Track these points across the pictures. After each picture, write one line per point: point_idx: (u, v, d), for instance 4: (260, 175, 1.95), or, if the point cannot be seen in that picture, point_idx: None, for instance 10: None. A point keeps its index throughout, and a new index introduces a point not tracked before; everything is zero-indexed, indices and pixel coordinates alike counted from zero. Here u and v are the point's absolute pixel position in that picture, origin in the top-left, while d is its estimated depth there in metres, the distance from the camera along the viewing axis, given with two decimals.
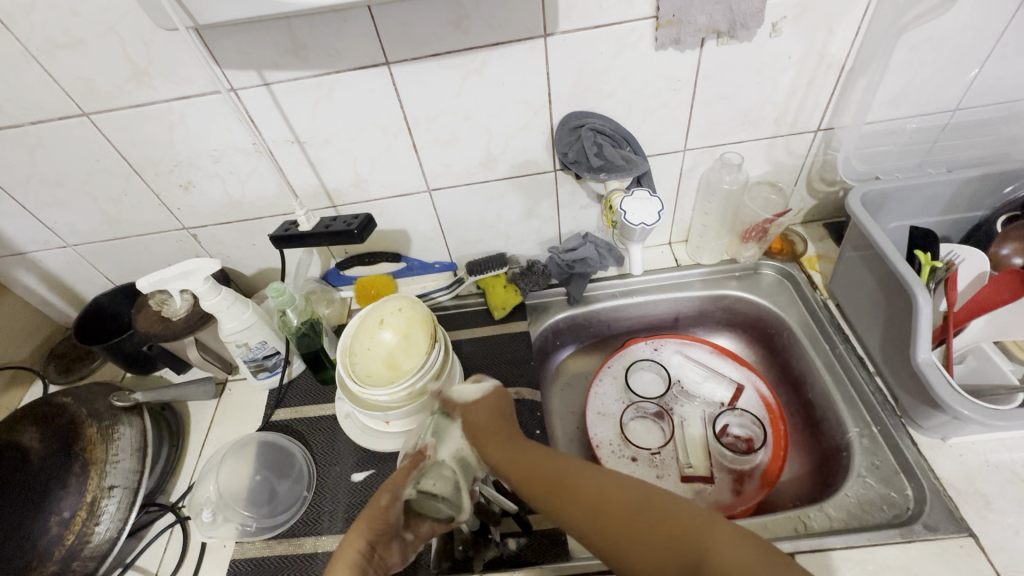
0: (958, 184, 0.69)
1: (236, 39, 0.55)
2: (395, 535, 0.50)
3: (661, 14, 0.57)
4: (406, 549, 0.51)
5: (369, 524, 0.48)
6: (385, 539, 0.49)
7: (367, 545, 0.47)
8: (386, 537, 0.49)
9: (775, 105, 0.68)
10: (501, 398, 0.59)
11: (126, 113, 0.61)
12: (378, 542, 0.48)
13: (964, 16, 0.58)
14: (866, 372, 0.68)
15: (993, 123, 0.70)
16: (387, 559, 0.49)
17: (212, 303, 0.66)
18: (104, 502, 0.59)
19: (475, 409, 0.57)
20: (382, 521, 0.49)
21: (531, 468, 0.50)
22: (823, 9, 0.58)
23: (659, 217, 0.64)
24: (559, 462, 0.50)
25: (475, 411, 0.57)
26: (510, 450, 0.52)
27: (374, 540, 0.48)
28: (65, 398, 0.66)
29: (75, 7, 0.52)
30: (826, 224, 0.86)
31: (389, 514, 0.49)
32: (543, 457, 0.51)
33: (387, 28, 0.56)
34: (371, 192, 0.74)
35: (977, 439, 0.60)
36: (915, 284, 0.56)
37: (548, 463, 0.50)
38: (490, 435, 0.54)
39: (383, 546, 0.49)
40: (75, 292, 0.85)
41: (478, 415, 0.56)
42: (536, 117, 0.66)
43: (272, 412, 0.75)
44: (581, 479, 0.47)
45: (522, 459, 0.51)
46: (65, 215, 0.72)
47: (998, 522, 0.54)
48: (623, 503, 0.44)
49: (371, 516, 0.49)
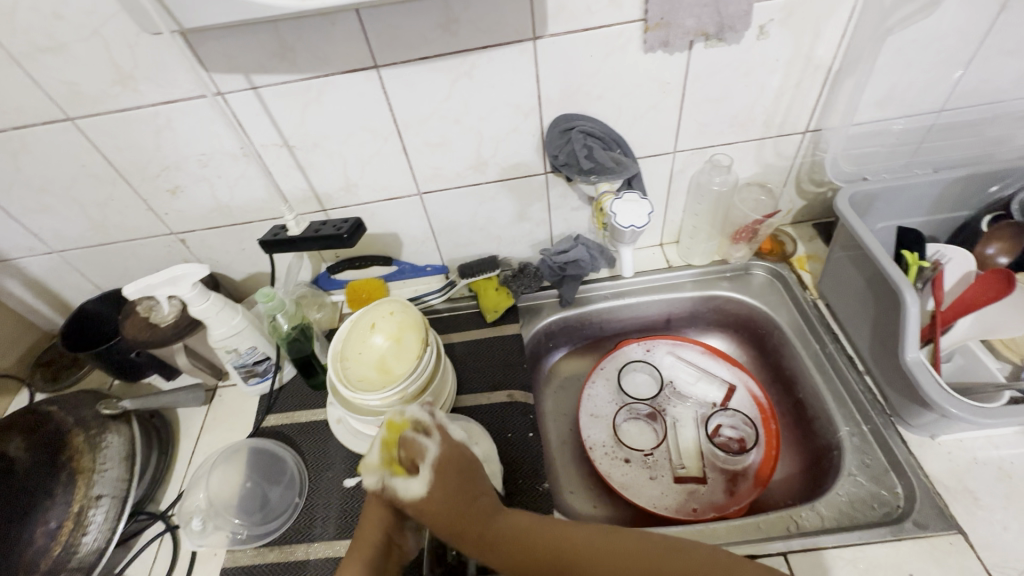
0: (944, 184, 0.70)
1: (223, 43, 0.55)
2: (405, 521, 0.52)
3: (650, 17, 0.57)
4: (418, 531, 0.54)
5: (376, 518, 0.50)
6: (397, 527, 0.51)
7: (384, 537, 0.49)
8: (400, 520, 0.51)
9: (763, 106, 0.68)
10: (443, 459, 0.50)
11: (112, 117, 0.60)
12: (392, 532, 0.50)
13: (948, 18, 0.59)
14: (856, 371, 0.68)
15: (978, 124, 0.70)
16: (402, 546, 0.52)
17: (200, 309, 0.66)
18: (91, 512, 0.58)
19: (438, 495, 0.48)
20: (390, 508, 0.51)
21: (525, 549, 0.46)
22: (809, 11, 0.59)
23: (648, 219, 0.64)
24: (554, 530, 0.47)
25: (434, 509, 0.47)
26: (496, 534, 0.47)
27: (389, 530, 0.50)
28: (51, 406, 0.66)
29: (58, 11, 0.51)
30: (815, 225, 0.87)
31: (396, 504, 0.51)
32: (536, 531, 0.47)
33: (375, 31, 0.55)
34: (362, 195, 0.73)
35: (965, 437, 0.61)
36: (903, 284, 0.56)
37: (544, 534, 0.46)
38: (467, 524, 0.47)
39: (398, 535, 0.51)
40: (62, 298, 0.84)
41: (440, 510, 0.47)
42: (527, 120, 0.66)
43: (263, 418, 0.74)
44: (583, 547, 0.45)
45: (513, 539, 0.46)
46: (50, 221, 0.71)
47: (986, 519, 0.55)
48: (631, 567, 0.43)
49: (375, 511, 0.50)
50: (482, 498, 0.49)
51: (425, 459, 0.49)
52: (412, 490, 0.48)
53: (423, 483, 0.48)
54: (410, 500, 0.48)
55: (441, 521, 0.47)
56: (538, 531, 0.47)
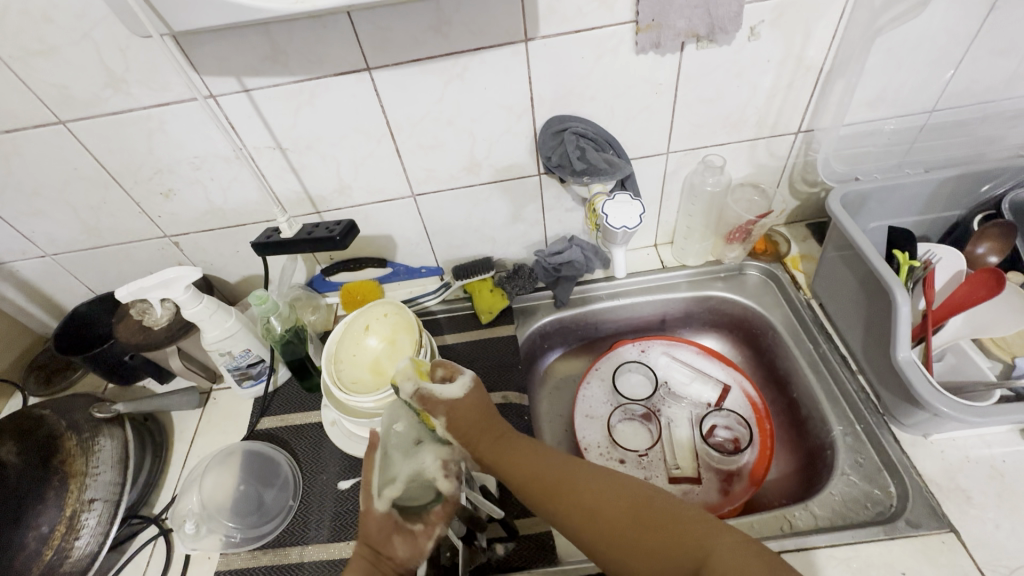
0: (936, 184, 0.70)
1: (215, 46, 0.55)
2: (396, 529, 0.51)
3: (641, 19, 0.57)
4: (416, 540, 0.51)
5: (366, 529, 0.51)
6: (385, 536, 0.51)
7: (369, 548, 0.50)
8: (392, 527, 0.51)
9: (756, 107, 0.69)
10: (478, 384, 0.59)
11: (103, 120, 0.60)
12: (379, 542, 0.50)
13: (937, 19, 0.59)
14: (850, 371, 0.69)
15: (969, 123, 0.71)
16: (395, 556, 0.50)
17: (194, 312, 0.65)
18: (84, 516, 0.58)
19: (464, 408, 0.56)
20: (376, 519, 0.51)
21: (528, 470, 0.51)
22: (800, 13, 0.59)
23: (640, 220, 0.64)
24: (559, 461, 0.51)
25: (463, 414, 0.56)
26: (506, 452, 0.53)
27: (374, 539, 0.50)
28: (44, 410, 0.66)
29: (48, 14, 0.51)
30: (809, 225, 0.87)
31: (381, 514, 0.51)
32: (543, 459, 0.52)
33: (366, 33, 0.55)
34: (355, 197, 0.73)
35: (958, 436, 0.61)
36: (894, 283, 0.57)
37: (549, 462, 0.51)
38: (484, 438, 0.54)
39: (385, 544, 0.50)
40: (55, 302, 0.84)
41: (465, 418, 0.55)
42: (520, 121, 0.66)
43: (257, 421, 0.74)
44: (579, 478, 0.48)
45: (521, 462, 0.52)
46: (43, 225, 0.71)
47: (979, 517, 0.55)
48: (618, 503, 0.45)
49: (364, 523, 0.52)
50: (503, 425, 0.56)
51: (459, 376, 0.59)
52: (449, 393, 0.56)
53: (461, 389, 0.57)
54: (446, 399, 0.56)
55: (460, 430, 0.55)
56: (545, 459, 0.52)
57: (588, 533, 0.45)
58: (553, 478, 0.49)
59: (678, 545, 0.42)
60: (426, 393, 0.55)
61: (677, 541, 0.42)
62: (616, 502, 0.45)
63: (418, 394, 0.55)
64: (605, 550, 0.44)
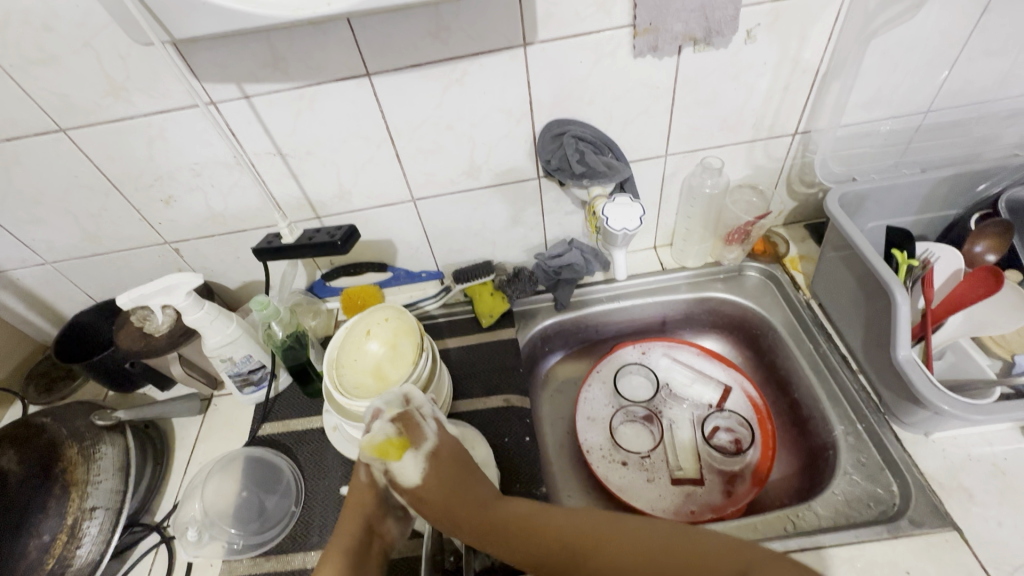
0: (932, 183, 0.70)
1: (215, 53, 0.55)
2: (389, 510, 0.53)
3: (638, 23, 0.58)
4: (403, 522, 0.54)
5: (361, 500, 0.52)
6: (380, 514, 0.52)
7: (365, 526, 0.50)
8: (380, 508, 0.52)
9: (752, 109, 0.69)
10: (439, 453, 0.52)
11: (104, 128, 0.60)
12: (374, 517, 0.51)
13: (931, 21, 0.60)
14: (850, 370, 0.69)
15: (964, 124, 0.71)
16: (384, 534, 0.52)
17: (195, 318, 0.65)
18: (85, 524, 0.58)
19: (432, 484, 0.50)
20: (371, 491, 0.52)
21: (531, 542, 0.44)
22: (795, 16, 0.59)
23: (640, 222, 0.64)
24: (559, 519, 0.45)
25: (427, 495, 0.50)
26: (499, 526, 0.47)
27: (371, 515, 0.51)
28: (45, 418, 0.65)
29: (48, 23, 0.51)
30: (806, 226, 0.87)
31: (378, 491, 0.52)
32: (543, 521, 0.45)
33: (365, 39, 0.56)
34: (355, 202, 0.73)
35: (959, 434, 0.61)
36: (893, 283, 0.57)
37: (548, 523, 0.45)
38: (464, 510, 0.48)
39: (379, 522, 0.51)
40: (55, 310, 0.84)
41: (432, 496, 0.49)
42: (519, 125, 0.67)
43: (258, 427, 0.74)
44: (589, 536, 0.42)
45: (517, 532, 0.45)
46: (43, 232, 0.71)
47: (981, 515, 0.55)
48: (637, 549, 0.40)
49: (358, 495, 0.52)
50: (481, 491, 0.50)
51: (420, 447, 0.52)
52: (410, 477, 0.51)
53: (419, 470, 0.51)
54: (408, 485, 0.51)
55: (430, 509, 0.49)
56: (543, 519, 0.45)
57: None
58: (564, 542, 0.43)
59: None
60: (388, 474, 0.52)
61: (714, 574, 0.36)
62: (637, 551, 0.39)
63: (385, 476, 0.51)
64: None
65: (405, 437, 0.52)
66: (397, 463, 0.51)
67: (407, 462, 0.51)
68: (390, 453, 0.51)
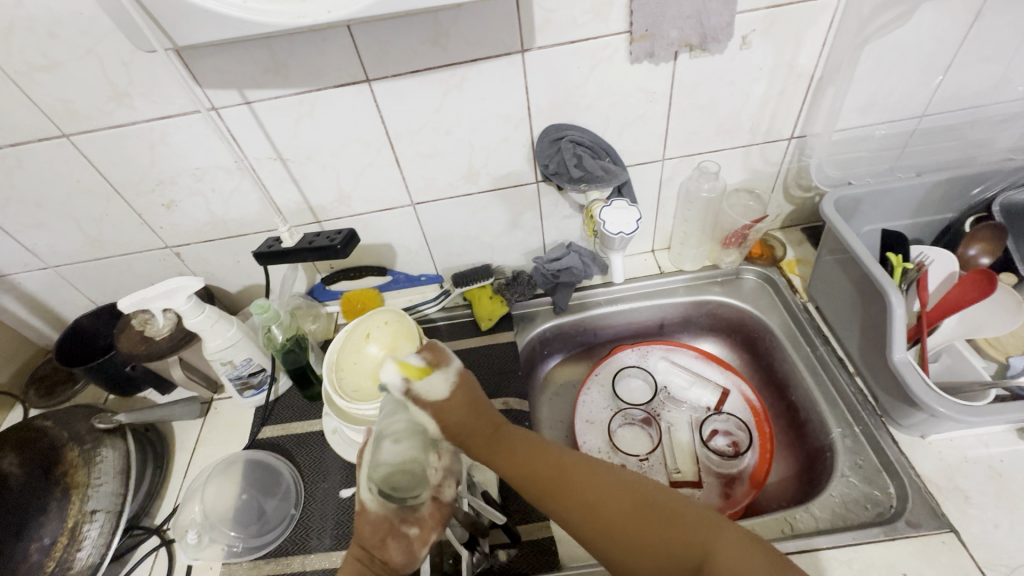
0: (927, 188, 0.71)
1: (217, 59, 0.56)
2: (391, 532, 0.46)
3: (635, 29, 0.58)
4: (412, 544, 0.46)
5: (360, 532, 0.47)
6: (378, 539, 0.46)
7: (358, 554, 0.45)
8: (386, 531, 0.46)
9: (749, 114, 0.70)
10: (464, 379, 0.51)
11: (106, 133, 0.61)
12: (372, 544, 0.45)
13: (924, 26, 0.60)
14: (847, 372, 0.69)
15: (959, 128, 0.72)
16: (388, 560, 0.45)
17: (195, 322, 0.66)
18: (85, 527, 0.58)
19: (453, 406, 0.49)
20: (369, 521, 0.46)
21: (528, 464, 0.46)
22: (790, 22, 0.60)
23: (637, 226, 0.65)
24: (558, 453, 0.47)
25: (452, 413, 0.48)
26: (503, 443, 0.47)
27: (368, 542, 0.46)
28: (46, 422, 0.66)
29: (52, 30, 0.52)
30: (804, 229, 0.88)
31: (376, 513, 0.47)
32: (542, 449, 0.47)
33: (365, 46, 0.57)
34: (355, 207, 0.74)
35: (955, 435, 0.61)
36: (888, 285, 0.57)
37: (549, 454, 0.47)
38: (477, 433, 0.48)
39: (379, 547, 0.46)
40: (56, 314, 0.84)
41: (456, 415, 0.48)
42: (517, 130, 0.67)
43: (258, 430, 0.74)
44: (582, 473, 0.45)
45: (516, 453, 0.47)
46: (45, 237, 0.72)
47: (977, 517, 0.55)
48: (625, 498, 0.43)
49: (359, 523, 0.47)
50: (493, 412, 0.50)
51: (447, 368, 0.50)
52: (436, 393, 0.49)
53: (447, 385, 0.50)
54: (433, 401, 0.48)
55: (448, 427, 0.48)
56: (543, 449, 0.47)
57: (594, 533, 0.42)
58: (555, 472, 0.45)
59: (685, 545, 0.40)
60: (409, 392, 0.49)
61: (686, 541, 0.40)
62: (624, 501, 0.43)
63: (406, 396, 0.48)
64: (611, 551, 0.42)
65: (429, 359, 0.51)
66: (422, 380, 0.49)
67: (434, 379, 0.49)
68: (412, 372, 0.49)
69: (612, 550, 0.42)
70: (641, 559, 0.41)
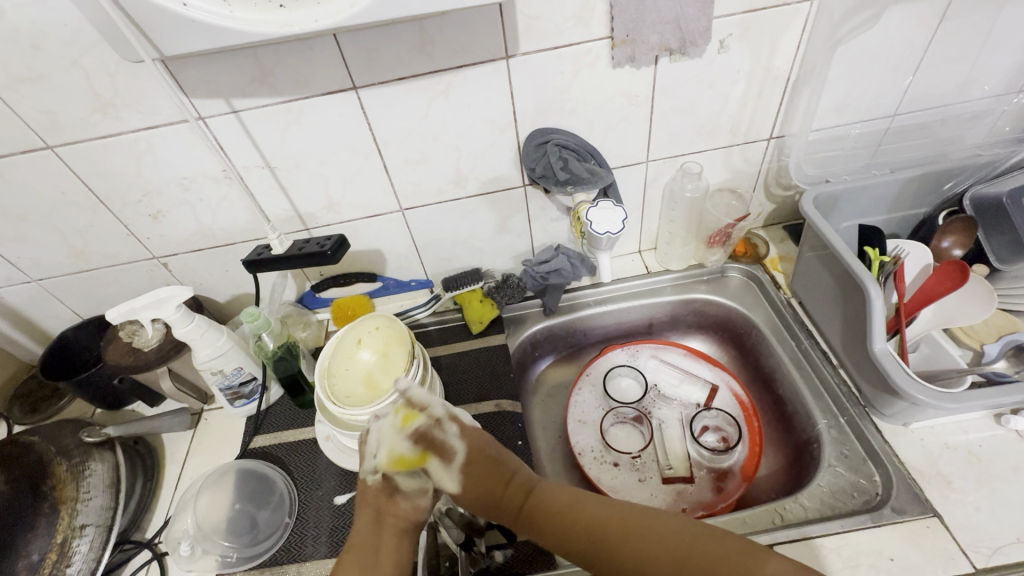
0: (901, 184, 0.74)
1: (204, 70, 0.56)
2: (395, 491, 0.54)
3: (616, 35, 0.60)
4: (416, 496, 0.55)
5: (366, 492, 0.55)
6: (385, 494, 0.54)
7: (374, 515, 0.53)
8: (386, 493, 0.54)
9: (729, 115, 0.72)
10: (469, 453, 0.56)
11: (92, 144, 0.61)
12: (381, 501, 0.54)
13: (891, 30, 0.63)
14: (831, 365, 0.71)
15: (929, 127, 0.74)
16: (398, 511, 0.53)
17: (185, 331, 0.66)
18: (75, 542, 0.57)
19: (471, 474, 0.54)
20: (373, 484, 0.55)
21: (571, 526, 0.49)
22: (764, 26, 0.62)
23: (623, 226, 0.66)
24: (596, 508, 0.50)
25: (469, 483, 0.54)
26: (540, 512, 0.51)
27: (377, 500, 0.54)
28: (32, 437, 0.64)
29: (36, 42, 0.52)
30: (785, 227, 0.90)
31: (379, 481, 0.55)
32: (584, 504, 0.51)
33: (352, 54, 0.57)
34: (344, 214, 0.74)
35: (936, 424, 0.63)
36: (867, 279, 0.59)
37: (587, 510, 0.50)
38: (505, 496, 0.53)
39: (389, 502, 0.54)
40: (40, 328, 0.83)
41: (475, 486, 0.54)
42: (503, 135, 0.69)
43: (250, 440, 0.74)
44: (622, 524, 0.48)
45: (549, 513, 0.51)
46: (29, 250, 0.71)
47: (959, 501, 0.57)
48: (666, 537, 0.46)
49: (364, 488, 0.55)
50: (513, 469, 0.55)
51: (451, 456, 0.55)
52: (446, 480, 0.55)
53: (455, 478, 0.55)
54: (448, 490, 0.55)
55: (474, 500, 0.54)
56: (582, 505, 0.50)
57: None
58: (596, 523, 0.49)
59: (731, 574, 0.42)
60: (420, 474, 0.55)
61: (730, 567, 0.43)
62: (667, 543, 0.46)
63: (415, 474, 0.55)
64: None
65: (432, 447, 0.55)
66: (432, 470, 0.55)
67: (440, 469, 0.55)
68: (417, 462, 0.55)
69: None
70: None
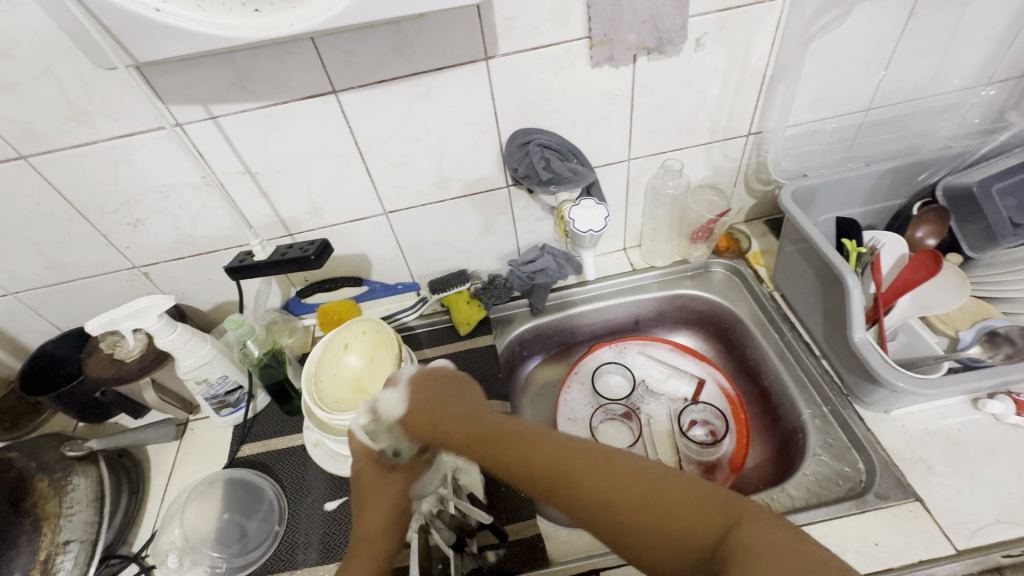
0: (876, 176, 0.75)
1: (180, 76, 0.56)
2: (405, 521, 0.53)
3: (594, 35, 0.61)
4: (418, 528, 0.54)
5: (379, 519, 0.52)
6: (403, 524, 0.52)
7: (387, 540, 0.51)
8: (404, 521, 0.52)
9: (708, 113, 0.73)
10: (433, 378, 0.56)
11: (68, 153, 0.60)
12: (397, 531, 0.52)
13: (862, 26, 0.64)
14: (813, 356, 0.72)
15: (902, 120, 0.76)
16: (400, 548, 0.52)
17: (167, 341, 0.65)
18: (59, 558, 0.56)
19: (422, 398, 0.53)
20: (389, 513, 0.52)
21: (524, 460, 0.43)
22: (739, 24, 0.63)
23: (605, 223, 0.67)
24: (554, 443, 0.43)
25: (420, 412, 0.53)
26: (493, 441, 0.46)
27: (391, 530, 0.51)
28: (12, 453, 0.63)
29: (6, 50, 0.51)
30: (766, 221, 0.91)
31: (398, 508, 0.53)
32: (544, 438, 0.44)
33: (330, 58, 0.57)
34: (327, 218, 0.74)
35: (916, 410, 0.64)
36: (845, 270, 0.60)
37: (543, 447, 0.43)
38: (465, 427, 0.49)
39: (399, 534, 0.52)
40: (18, 342, 0.81)
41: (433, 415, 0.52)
42: (485, 136, 0.69)
43: (237, 449, 0.73)
44: (583, 461, 0.41)
45: (504, 444, 0.45)
46: (4, 263, 0.70)
47: (939, 484, 0.58)
48: (629, 479, 0.39)
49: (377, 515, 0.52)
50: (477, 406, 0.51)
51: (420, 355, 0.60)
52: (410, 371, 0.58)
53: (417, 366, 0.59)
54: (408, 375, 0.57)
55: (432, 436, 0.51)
56: (540, 441, 0.44)
57: (599, 520, 0.38)
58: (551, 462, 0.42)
59: (704, 528, 0.35)
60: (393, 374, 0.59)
61: (704, 518, 0.35)
62: (629, 486, 0.38)
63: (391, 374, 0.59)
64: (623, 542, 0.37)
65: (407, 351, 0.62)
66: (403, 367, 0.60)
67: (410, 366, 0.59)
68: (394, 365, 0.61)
69: (621, 537, 0.37)
70: (651, 543, 0.36)
